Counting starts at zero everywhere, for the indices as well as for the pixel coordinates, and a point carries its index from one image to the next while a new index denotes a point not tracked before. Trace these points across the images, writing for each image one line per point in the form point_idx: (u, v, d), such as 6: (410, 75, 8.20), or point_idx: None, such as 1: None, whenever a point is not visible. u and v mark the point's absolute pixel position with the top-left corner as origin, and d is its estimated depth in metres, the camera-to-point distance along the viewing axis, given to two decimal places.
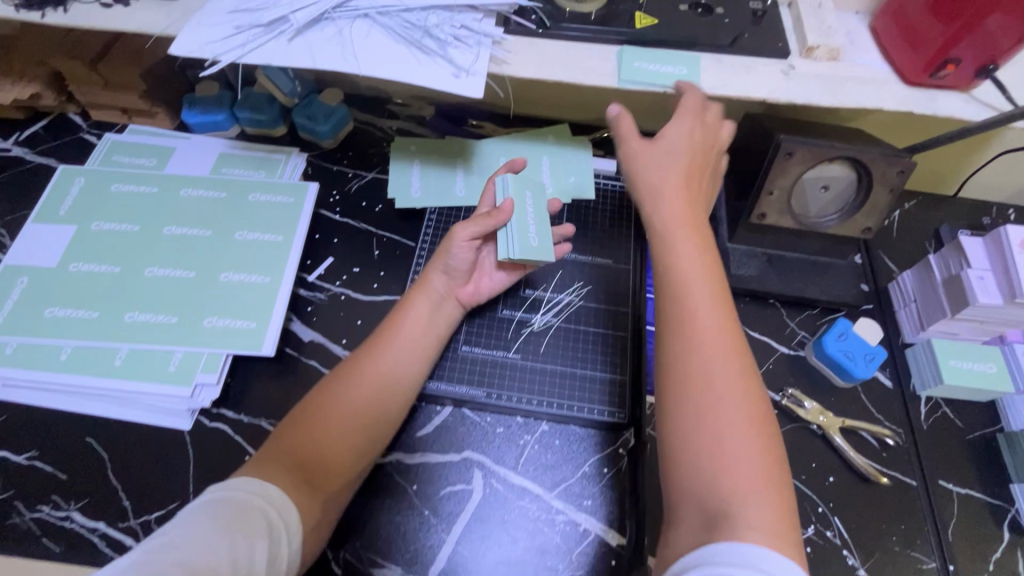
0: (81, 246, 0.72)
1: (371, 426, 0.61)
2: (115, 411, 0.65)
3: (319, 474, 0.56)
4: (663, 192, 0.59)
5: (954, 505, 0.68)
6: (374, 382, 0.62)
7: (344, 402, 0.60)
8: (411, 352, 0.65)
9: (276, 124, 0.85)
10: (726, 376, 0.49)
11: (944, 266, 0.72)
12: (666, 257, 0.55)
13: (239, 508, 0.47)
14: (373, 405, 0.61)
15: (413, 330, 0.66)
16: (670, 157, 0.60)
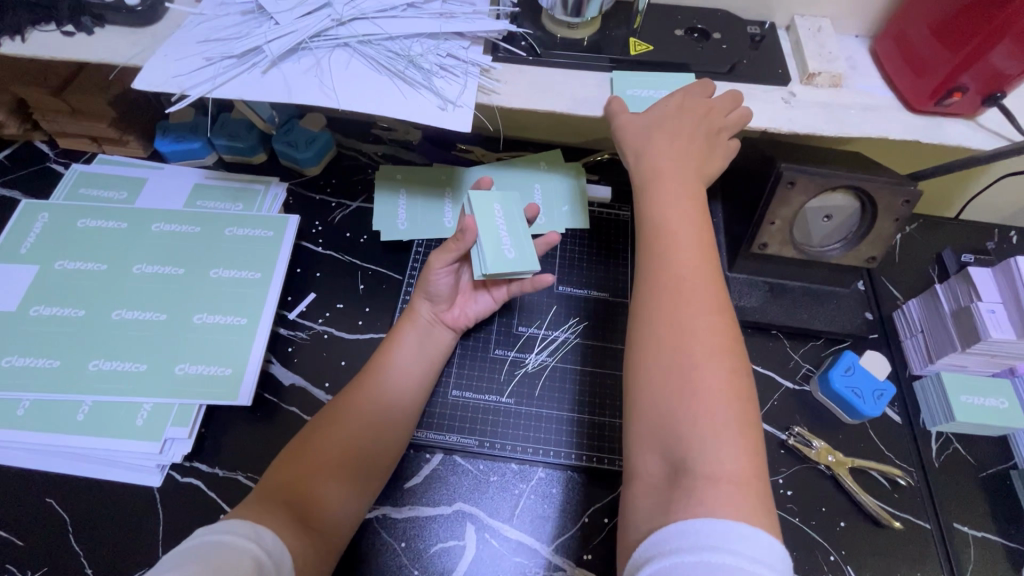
0: (43, 287, 0.68)
1: (370, 451, 0.58)
2: (79, 469, 0.60)
3: (320, 506, 0.52)
4: (655, 184, 0.56)
5: (970, 549, 0.65)
6: (368, 405, 0.59)
7: (337, 429, 0.57)
8: (405, 372, 0.63)
9: (255, 151, 0.81)
10: (713, 368, 0.47)
11: (952, 297, 0.70)
12: (653, 254, 0.53)
13: (224, 552, 0.41)
14: (368, 428, 0.58)
15: (404, 352, 0.64)
16: (670, 144, 0.57)
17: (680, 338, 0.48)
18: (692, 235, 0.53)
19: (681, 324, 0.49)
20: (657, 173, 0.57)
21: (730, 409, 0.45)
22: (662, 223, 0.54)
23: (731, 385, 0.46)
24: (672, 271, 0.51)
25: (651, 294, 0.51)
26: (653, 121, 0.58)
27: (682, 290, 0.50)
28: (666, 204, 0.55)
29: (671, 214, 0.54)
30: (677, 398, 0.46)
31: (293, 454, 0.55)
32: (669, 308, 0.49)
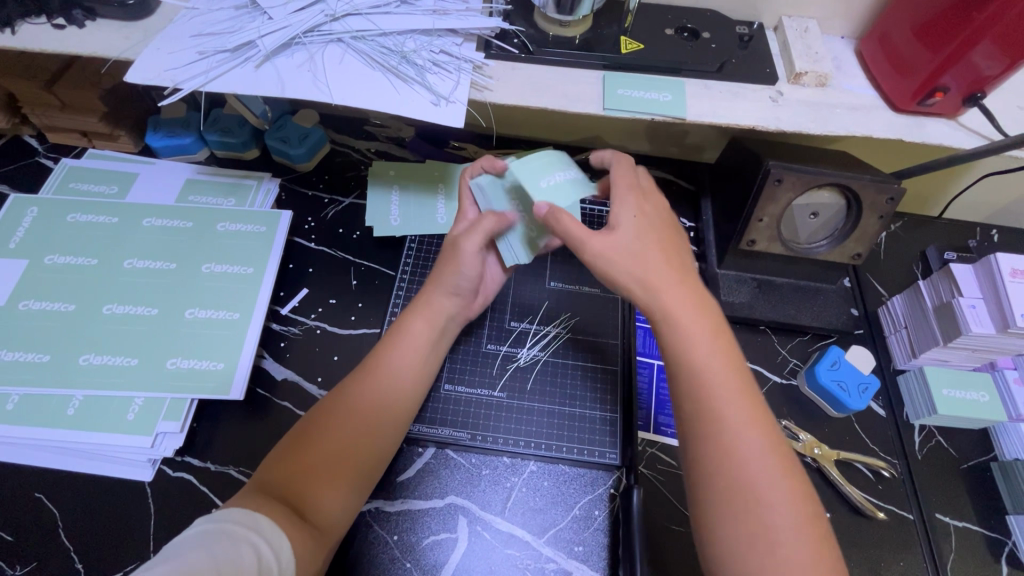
0: (31, 282, 0.67)
1: (373, 447, 0.57)
2: (69, 463, 0.60)
3: (322, 505, 0.52)
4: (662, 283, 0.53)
5: (952, 539, 0.67)
6: (372, 400, 0.57)
7: (341, 424, 0.55)
8: (411, 364, 0.61)
9: (248, 147, 0.81)
10: (787, 511, 0.46)
11: (934, 292, 0.72)
12: (701, 404, 0.50)
13: (224, 543, 0.42)
14: (372, 422, 0.57)
15: (412, 348, 0.61)
16: (648, 260, 0.53)
17: (747, 490, 0.47)
18: (728, 367, 0.51)
19: (746, 479, 0.47)
20: (676, 305, 0.52)
21: (812, 539, 0.46)
22: (708, 369, 0.51)
23: (805, 514, 0.46)
24: (717, 417, 0.49)
25: (710, 455, 0.49)
26: (625, 236, 0.53)
27: (739, 439, 0.48)
28: (699, 343, 0.52)
29: (705, 353, 0.51)
30: (761, 550, 0.45)
31: (294, 450, 0.53)
32: (727, 462, 0.48)
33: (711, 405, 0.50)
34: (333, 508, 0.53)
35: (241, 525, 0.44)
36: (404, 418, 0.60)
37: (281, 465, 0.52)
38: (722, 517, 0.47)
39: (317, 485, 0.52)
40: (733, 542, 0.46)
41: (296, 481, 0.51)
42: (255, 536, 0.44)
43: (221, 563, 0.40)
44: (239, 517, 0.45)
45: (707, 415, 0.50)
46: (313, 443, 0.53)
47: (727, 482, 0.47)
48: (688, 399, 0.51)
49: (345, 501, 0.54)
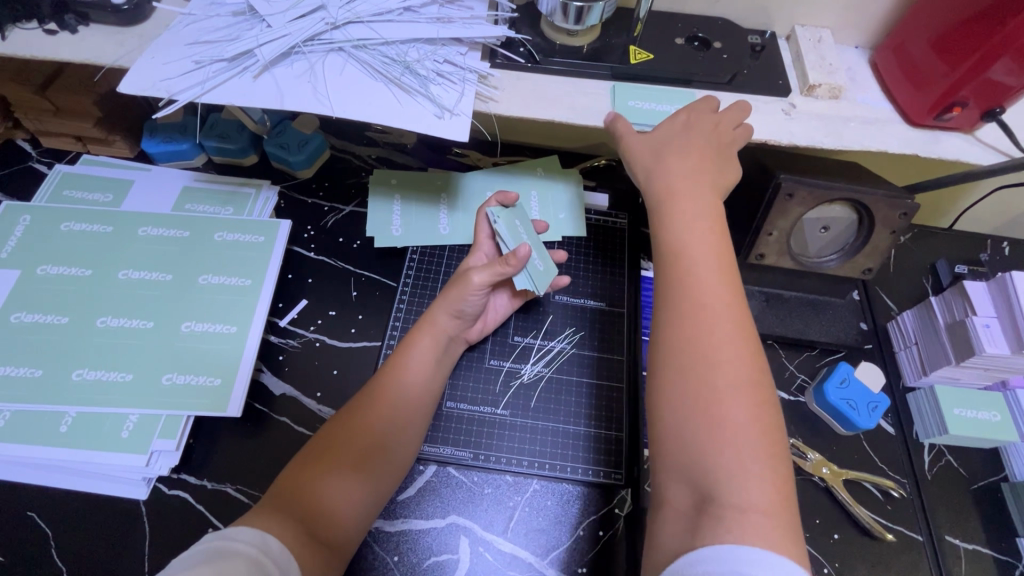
0: (24, 293, 0.65)
1: (382, 454, 0.56)
2: (62, 481, 0.59)
3: (337, 517, 0.51)
4: (671, 204, 0.54)
5: (961, 562, 0.66)
6: (379, 409, 0.57)
7: (348, 432, 0.55)
8: (417, 376, 0.61)
9: (246, 153, 0.79)
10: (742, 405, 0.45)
11: (947, 310, 0.70)
12: (677, 284, 0.50)
13: (232, 560, 0.40)
14: (380, 430, 0.57)
15: (420, 364, 0.62)
16: (663, 157, 0.56)
17: (703, 376, 0.46)
18: (714, 260, 0.51)
19: (703, 368, 0.46)
20: (673, 188, 0.55)
21: (764, 447, 0.43)
22: (691, 247, 0.51)
23: (758, 416, 0.44)
24: (695, 299, 0.49)
25: (672, 335, 0.48)
26: (653, 139, 0.58)
27: (710, 324, 0.48)
28: (686, 225, 0.53)
29: (689, 234, 0.52)
30: (712, 442, 0.43)
31: (304, 462, 0.53)
32: (690, 343, 0.47)
33: (688, 281, 0.50)
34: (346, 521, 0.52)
35: (254, 543, 0.43)
36: (405, 419, 0.59)
37: (290, 476, 0.52)
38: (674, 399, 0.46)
39: (326, 492, 0.52)
40: (685, 429, 0.45)
41: (307, 491, 0.51)
42: (265, 558, 0.42)
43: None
44: (254, 538, 0.44)
45: (681, 300, 0.49)
46: (322, 450, 0.54)
47: (684, 369, 0.46)
48: (666, 276, 0.51)
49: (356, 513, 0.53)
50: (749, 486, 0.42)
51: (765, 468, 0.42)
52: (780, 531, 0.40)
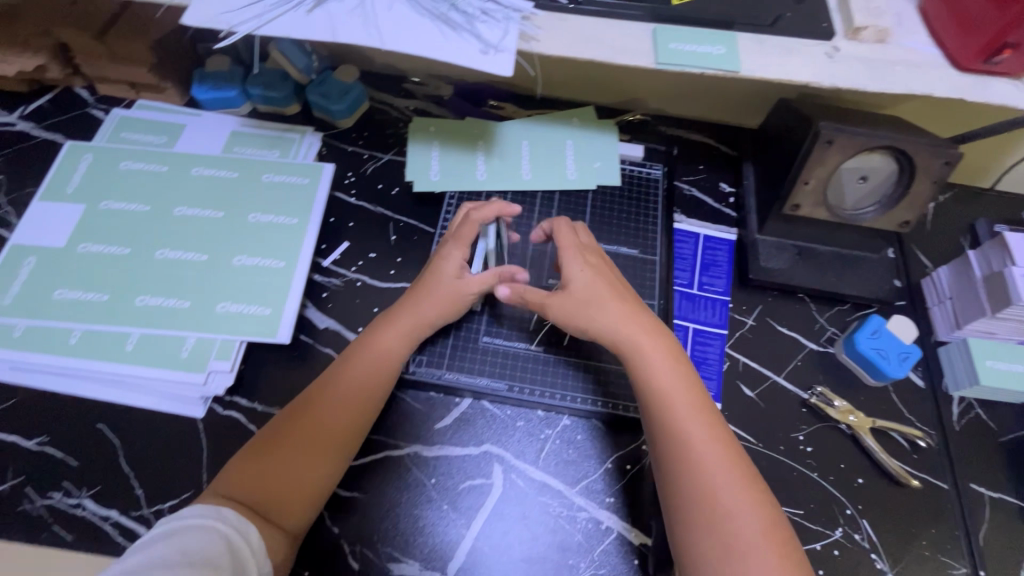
0: (89, 225, 0.70)
1: (338, 448, 0.57)
2: (127, 397, 0.63)
3: (292, 502, 0.54)
4: (636, 344, 0.61)
5: (986, 510, 0.66)
6: (331, 405, 0.58)
7: (301, 431, 0.56)
8: (371, 370, 0.60)
9: (290, 102, 0.82)
10: (747, 510, 0.52)
11: (985, 262, 0.70)
12: (660, 413, 0.57)
13: (197, 538, 0.47)
14: (334, 426, 0.57)
15: (379, 357, 0.61)
16: (615, 310, 0.62)
17: (716, 511, 0.52)
18: (686, 390, 0.59)
19: (715, 505, 0.52)
20: (637, 343, 0.61)
21: (772, 540, 0.51)
22: (673, 394, 0.58)
23: (768, 524, 0.51)
24: (678, 430, 0.56)
25: (674, 463, 0.55)
26: (582, 297, 0.62)
27: (698, 449, 0.55)
28: (658, 369, 0.59)
29: (668, 380, 0.59)
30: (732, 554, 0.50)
31: (250, 453, 0.55)
32: (694, 481, 0.53)
33: (672, 418, 0.57)
34: (301, 508, 0.54)
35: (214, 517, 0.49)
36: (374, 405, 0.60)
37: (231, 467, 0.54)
38: (695, 532, 0.52)
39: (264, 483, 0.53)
40: (708, 561, 0.50)
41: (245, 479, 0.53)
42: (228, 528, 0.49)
43: (196, 559, 0.45)
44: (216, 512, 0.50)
45: (680, 452, 0.55)
46: (272, 448, 0.55)
47: (696, 495, 0.53)
48: (654, 428, 0.57)
49: (314, 501, 0.55)
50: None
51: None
52: None
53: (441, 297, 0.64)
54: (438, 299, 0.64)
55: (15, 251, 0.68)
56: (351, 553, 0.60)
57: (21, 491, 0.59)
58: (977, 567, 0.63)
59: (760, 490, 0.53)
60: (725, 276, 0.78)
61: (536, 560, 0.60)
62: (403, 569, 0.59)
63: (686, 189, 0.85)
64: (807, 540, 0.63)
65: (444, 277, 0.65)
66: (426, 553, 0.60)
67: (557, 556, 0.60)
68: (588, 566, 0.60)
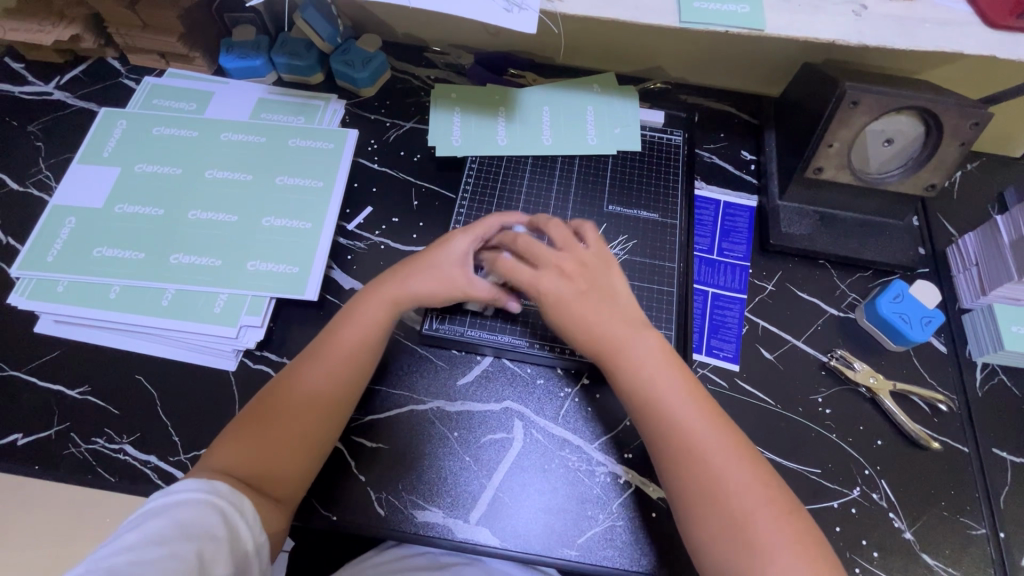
0: (125, 187, 0.72)
1: (315, 435, 0.57)
2: (164, 350, 0.66)
3: (280, 480, 0.55)
4: (616, 327, 0.60)
5: (1008, 473, 0.66)
6: (303, 393, 0.58)
7: (275, 418, 0.57)
8: (344, 357, 0.60)
9: (314, 71, 0.83)
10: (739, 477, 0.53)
11: (1012, 226, 0.69)
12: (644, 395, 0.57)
13: (190, 514, 0.47)
14: (307, 413, 0.57)
15: (352, 342, 0.61)
16: (587, 306, 0.61)
17: (711, 491, 0.52)
18: (669, 367, 0.58)
19: (708, 475, 0.53)
20: (616, 325, 0.60)
21: (767, 501, 0.52)
22: (653, 371, 0.58)
23: (767, 498, 0.52)
24: (662, 409, 0.56)
25: (666, 442, 0.55)
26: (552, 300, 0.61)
27: (686, 424, 0.55)
28: (642, 360, 0.58)
29: (652, 370, 0.58)
30: (729, 519, 0.51)
31: (224, 443, 0.56)
32: (687, 472, 0.53)
33: (657, 399, 0.56)
34: (286, 490, 0.55)
35: (201, 491, 0.49)
36: (349, 382, 0.60)
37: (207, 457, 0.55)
38: (696, 520, 0.52)
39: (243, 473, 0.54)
40: (706, 528, 0.52)
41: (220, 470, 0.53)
42: (215, 499, 0.49)
43: (194, 536, 0.45)
44: (187, 488, 0.49)
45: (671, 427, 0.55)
46: (249, 435, 0.56)
47: (691, 467, 0.53)
48: (646, 426, 0.57)
49: (299, 482, 0.56)
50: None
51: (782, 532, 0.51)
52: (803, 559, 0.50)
53: (422, 273, 0.64)
54: (427, 275, 0.64)
55: (56, 211, 0.71)
56: (377, 500, 0.62)
57: (66, 437, 0.62)
58: (996, 528, 0.63)
59: (750, 455, 0.54)
60: (746, 243, 0.78)
61: (556, 510, 0.62)
62: (428, 516, 0.61)
63: (707, 156, 0.85)
64: (825, 498, 0.64)
65: (445, 260, 0.65)
66: (449, 501, 0.62)
67: (576, 508, 0.62)
68: (606, 518, 0.62)
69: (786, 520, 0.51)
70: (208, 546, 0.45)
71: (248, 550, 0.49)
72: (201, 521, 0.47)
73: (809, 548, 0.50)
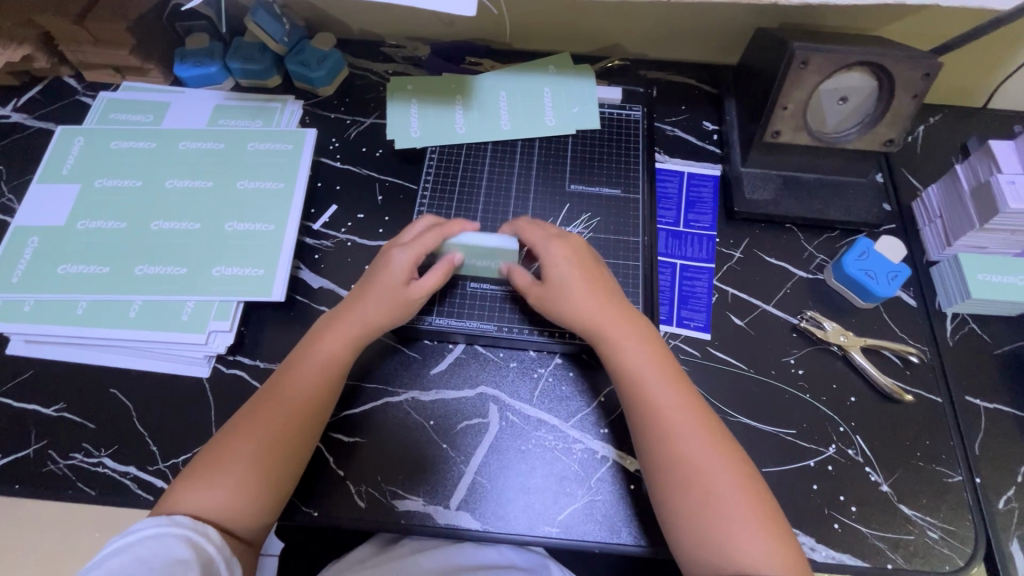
0: (86, 204, 0.72)
1: (281, 462, 0.57)
2: (137, 362, 0.66)
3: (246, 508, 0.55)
4: (608, 333, 0.62)
5: (981, 420, 0.67)
6: (264, 416, 0.58)
7: (237, 447, 0.57)
8: (306, 375, 0.60)
9: (271, 74, 0.83)
10: (724, 478, 0.54)
11: (972, 174, 0.70)
12: (639, 398, 0.59)
13: (151, 546, 0.48)
14: (274, 440, 0.57)
15: (315, 359, 0.61)
16: (583, 296, 0.63)
17: (697, 486, 0.54)
18: (660, 372, 0.60)
19: (694, 475, 0.55)
20: (608, 328, 0.62)
21: (749, 499, 0.54)
22: (644, 376, 0.59)
23: (742, 480, 0.55)
24: (654, 411, 0.58)
25: (655, 444, 0.57)
26: (557, 281, 0.63)
27: (675, 425, 0.57)
28: (629, 349, 0.61)
29: (638, 361, 0.60)
30: (712, 517, 0.53)
31: (189, 478, 0.55)
32: (671, 454, 0.56)
33: (649, 401, 0.58)
34: (253, 524, 0.55)
35: (162, 524, 0.50)
36: (311, 408, 0.59)
37: (173, 490, 0.55)
38: (670, 494, 0.55)
39: (210, 503, 0.54)
40: (694, 526, 0.53)
41: (191, 500, 0.54)
42: (177, 528, 0.51)
43: (158, 564, 0.47)
44: (145, 525, 0.51)
45: (660, 430, 0.57)
46: (215, 464, 0.56)
47: (679, 466, 0.55)
48: (631, 408, 0.59)
49: (269, 506, 0.56)
50: (752, 549, 0.52)
51: (763, 528, 0.53)
52: (782, 554, 0.52)
53: (371, 292, 0.64)
54: (377, 293, 0.64)
55: (19, 232, 0.71)
56: (357, 492, 0.62)
57: (45, 454, 0.63)
58: (972, 474, 0.64)
59: (734, 453, 0.57)
60: (711, 212, 0.78)
61: (534, 491, 0.62)
62: (408, 504, 0.62)
63: (669, 129, 0.84)
64: (801, 458, 0.65)
65: (388, 281, 0.64)
66: (429, 488, 0.63)
67: (555, 485, 0.63)
68: (584, 494, 0.62)
69: (765, 518, 0.53)
70: (176, 570, 0.47)
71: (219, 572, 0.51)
72: (165, 551, 0.49)
73: (773, 522, 0.53)
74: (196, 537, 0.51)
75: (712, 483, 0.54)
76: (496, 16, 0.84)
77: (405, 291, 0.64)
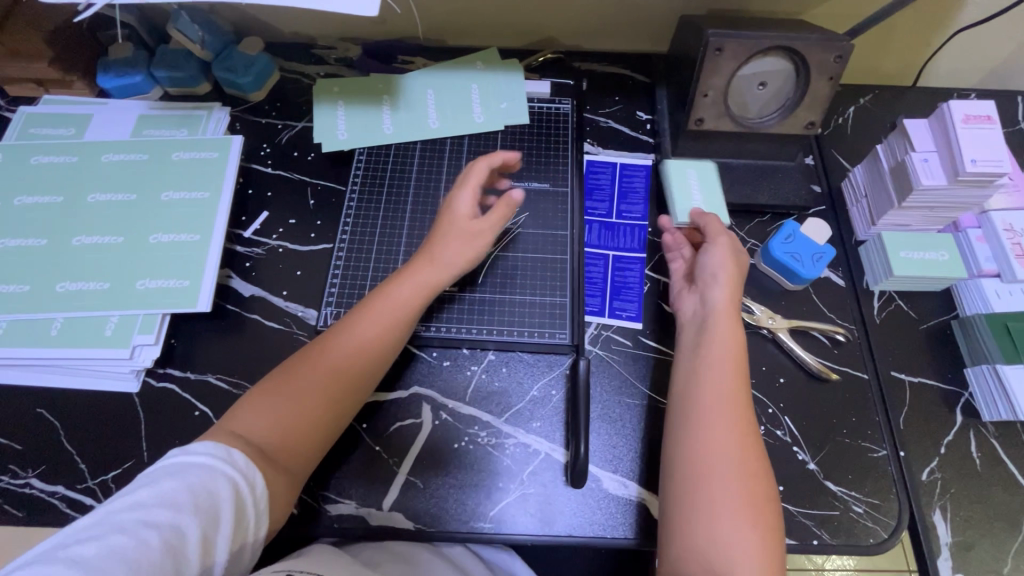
0: (5, 221, 0.71)
1: (337, 410, 0.59)
2: (64, 381, 0.65)
3: (294, 451, 0.56)
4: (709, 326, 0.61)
5: (907, 394, 0.68)
6: (330, 358, 0.59)
7: (303, 381, 0.58)
8: (377, 323, 0.61)
9: (198, 81, 0.82)
10: (742, 500, 0.53)
11: (891, 153, 0.71)
12: (704, 398, 0.58)
13: (202, 479, 0.48)
14: (337, 376, 0.59)
15: (390, 305, 0.62)
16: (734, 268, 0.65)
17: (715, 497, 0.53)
18: (737, 380, 0.59)
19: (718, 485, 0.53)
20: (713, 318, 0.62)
21: (764, 527, 0.52)
22: (722, 379, 0.59)
23: (765, 510, 0.53)
24: (711, 416, 0.57)
25: (698, 447, 0.55)
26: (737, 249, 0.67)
27: (727, 437, 0.56)
28: (720, 342, 0.61)
29: (722, 360, 0.60)
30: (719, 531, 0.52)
31: (260, 389, 0.58)
32: (706, 457, 0.55)
33: (713, 407, 0.57)
34: (308, 453, 0.57)
35: (218, 457, 0.50)
36: (374, 361, 0.60)
37: (229, 415, 0.56)
38: (684, 498, 0.54)
39: (261, 433, 0.55)
40: (699, 533, 0.52)
41: (250, 424, 0.55)
42: (230, 469, 0.50)
43: (202, 505, 0.46)
44: (205, 448, 0.50)
45: (707, 435, 0.56)
46: (280, 396, 0.57)
47: (710, 474, 0.54)
48: (694, 394, 0.58)
49: (319, 448, 0.58)
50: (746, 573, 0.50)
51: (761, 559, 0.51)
52: None
53: (446, 237, 0.65)
54: (454, 237, 0.65)
55: None
56: None
57: None
58: (897, 448, 0.65)
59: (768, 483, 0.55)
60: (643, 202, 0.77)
61: (467, 487, 0.63)
62: (341, 508, 0.62)
63: (602, 121, 0.84)
64: None
65: (453, 219, 0.65)
66: (360, 491, 0.63)
67: (488, 480, 0.63)
68: (517, 488, 0.63)
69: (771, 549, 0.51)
70: (211, 523, 0.46)
71: (245, 536, 0.50)
72: (212, 493, 0.48)
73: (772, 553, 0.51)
74: (242, 484, 0.50)
75: (732, 501, 0.53)
76: (402, 14, 0.84)
77: (468, 226, 0.65)
